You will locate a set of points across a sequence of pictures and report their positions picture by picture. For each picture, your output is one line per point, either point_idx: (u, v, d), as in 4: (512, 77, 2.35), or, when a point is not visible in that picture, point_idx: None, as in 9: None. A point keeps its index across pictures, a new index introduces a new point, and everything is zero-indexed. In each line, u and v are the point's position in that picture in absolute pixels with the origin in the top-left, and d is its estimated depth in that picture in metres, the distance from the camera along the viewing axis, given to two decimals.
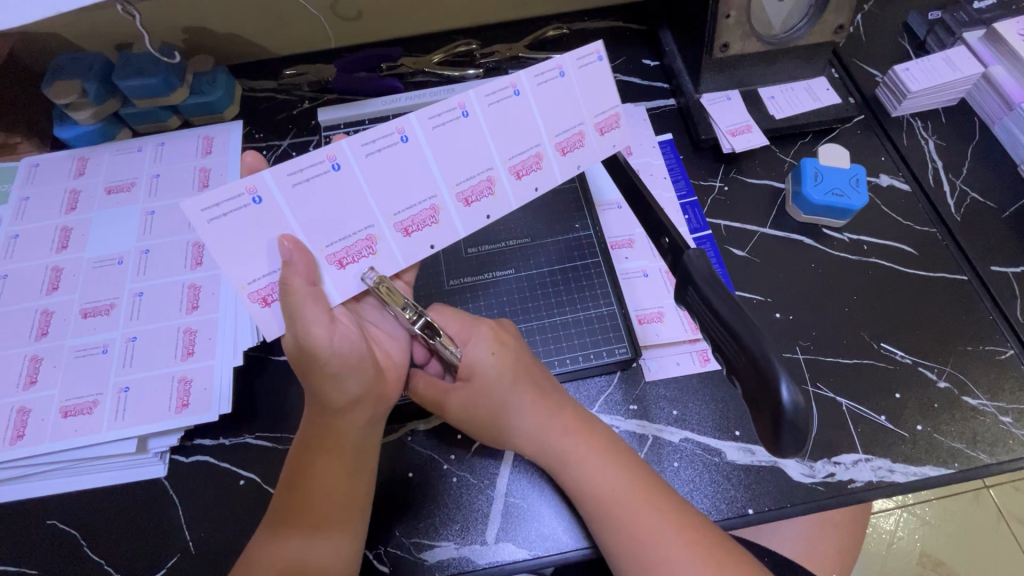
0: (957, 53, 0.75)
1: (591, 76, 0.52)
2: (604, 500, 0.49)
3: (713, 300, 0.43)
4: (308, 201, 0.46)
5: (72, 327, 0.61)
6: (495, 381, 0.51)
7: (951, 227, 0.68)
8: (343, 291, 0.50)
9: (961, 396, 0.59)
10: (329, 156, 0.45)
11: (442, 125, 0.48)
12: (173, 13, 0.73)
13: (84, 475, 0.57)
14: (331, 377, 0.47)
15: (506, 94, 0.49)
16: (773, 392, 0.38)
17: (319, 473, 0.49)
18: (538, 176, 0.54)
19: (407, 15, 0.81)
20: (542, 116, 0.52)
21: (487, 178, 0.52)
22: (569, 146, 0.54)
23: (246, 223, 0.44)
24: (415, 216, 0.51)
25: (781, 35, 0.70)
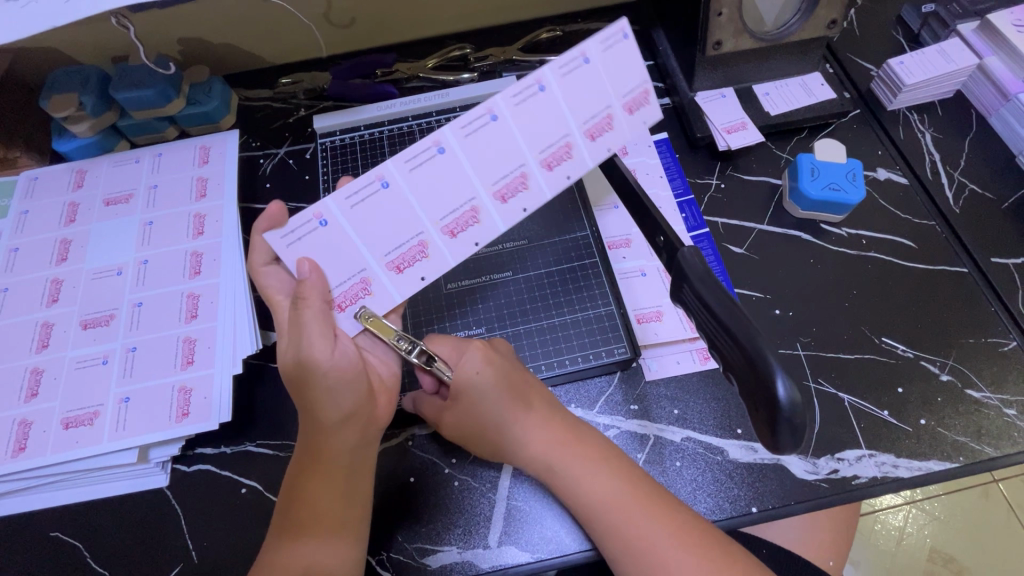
0: (951, 45, 0.75)
1: (619, 56, 0.48)
2: (600, 509, 0.49)
3: (706, 296, 0.43)
4: (366, 214, 0.47)
5: (72, 339, 0.61)
6: (489, 398, 0.52)
7: (950, 219, 0.68)
8: (405, 294, 0.50)
9: (965, 389, 0.59)
10: (380, 173, 0.47)
11: (473, 131, 0.47)
12: (168, 24, 0.74)
13: (86, 487, 0.57)
14: (323, 391, 0.48)
15: (532, 90, 0.47)
16: (770, 388, 0.38)
17: (309, 485, 0.49)
18: (572, 167, 0.50)
19: (400, 21, 0.81)
20: (569, 104, 0.48)
21: (521, 173, 0.49)
22: (599, 129, 0.49)
23: (317, 245, 0.47)
24: (458, 218, 0.49)
25: (773, 32, 0.70)
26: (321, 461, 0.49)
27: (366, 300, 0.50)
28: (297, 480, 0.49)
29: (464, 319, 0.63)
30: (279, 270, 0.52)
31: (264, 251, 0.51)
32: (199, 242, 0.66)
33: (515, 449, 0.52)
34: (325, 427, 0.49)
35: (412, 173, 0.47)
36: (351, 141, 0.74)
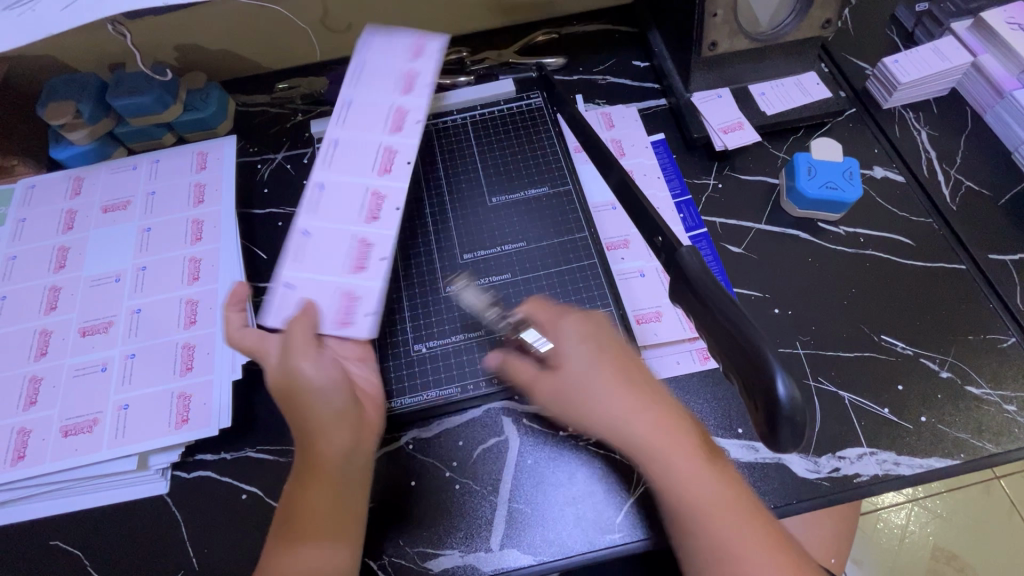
0: (945, 44, 0.75)
1: (380, 46, 0.63)
2: (697, 509, 0.46)
3: (704, 300, 0.43)
4: (311, 258, 0.55)
5: (71, 346, 0.61)
6: (590, 371, 0.51)
7: (947, 217, 0.68)
8: (380, 279, 0.54)
9: (965, 385, 0.59)
10: (297, 228, 0.56)
11: (329, 157, 0.59)
12: (165, 31, 0.74)
13: (85, 495, 0.57)
14: (311, 399, 0.49)
15: (343, 107, 0.60)
16: (771, 386, 0.37)
17: (303, 492, 0.49)
18: (413, 115, 0.60)
19: (397, 25, 0.82)
20: (376, 89, 0.61)
21: (385, 149, 0.59)
22: (409, 83, 0.61)
23: (299, 300, 0.53)
24: (369, 205, 0.57)
25: (768, 32, 0.71)
26: (317, 470, 0.49)
27: (359, 309, 0.53)
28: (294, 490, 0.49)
29: (462, 320, 0.62)
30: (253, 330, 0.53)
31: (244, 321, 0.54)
32: (197, 248, 0.66)
33: (611, 430, 0.49)
34: (317, 435, 0.49)
35: (316, 209, 0.56)
36: None
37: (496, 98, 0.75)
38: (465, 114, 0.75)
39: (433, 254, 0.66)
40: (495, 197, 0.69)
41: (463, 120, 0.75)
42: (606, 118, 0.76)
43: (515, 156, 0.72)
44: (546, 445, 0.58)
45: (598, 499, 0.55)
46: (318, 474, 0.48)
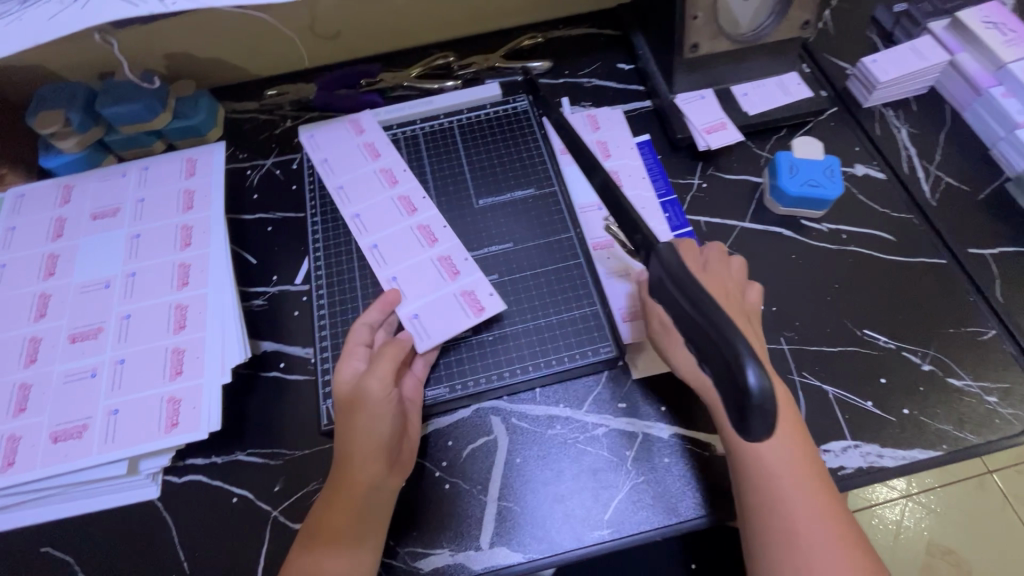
0: (923, 43, 0.77)
1: (323, 138, 0.75)
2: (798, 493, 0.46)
3: (679, 290, 0.43)
4: (413, 290, 0.63)
5: (60, 353, 0.61)
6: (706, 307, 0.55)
7: (927, 213, 0.69)
8: (475, 270, 0.64)
9: (946, 377, 0.60)
10: (385, 279, 0.64)
11: (358, 226, 0.68)
12: (155, 39, 0.75)
13: (75, 501, 0.57)
14: (367, 417, 0.52)
15: (337, 190, 0.70)
16: (739, 372, 0.39)
17: (330, 503, 0.51)
18: (399, 171, 0.71)
19: (385, 32, 0.83)
20: (357, 168, 0.72)
21: (400, 198, 0.69)
22: (374, 151, 0.73)
23: (423, 326, 0.61)
24: (423, 234, 0.67)
25: (749, 33, 0.72)
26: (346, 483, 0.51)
27: (481, 294, 0.62)
28: (323, 504, 0.52)
29: None
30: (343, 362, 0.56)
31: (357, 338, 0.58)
32: (186, 254, 0.66)
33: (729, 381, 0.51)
34: (353, 456, 0.51)
35: (385, 262, 0.65)
36: None
37: (482, 102, 0.76)
38: (452, 118, 0.76)
39: None
40: (481, 200, 0.70)
41: (450, 124, 0.76)
42: (591, 120, 0.77)
43: (501, 158, 0.73)
44: (535, 443, 0.59)
45: (589, 495, 0.56)
46: (345, 493, 0.51)
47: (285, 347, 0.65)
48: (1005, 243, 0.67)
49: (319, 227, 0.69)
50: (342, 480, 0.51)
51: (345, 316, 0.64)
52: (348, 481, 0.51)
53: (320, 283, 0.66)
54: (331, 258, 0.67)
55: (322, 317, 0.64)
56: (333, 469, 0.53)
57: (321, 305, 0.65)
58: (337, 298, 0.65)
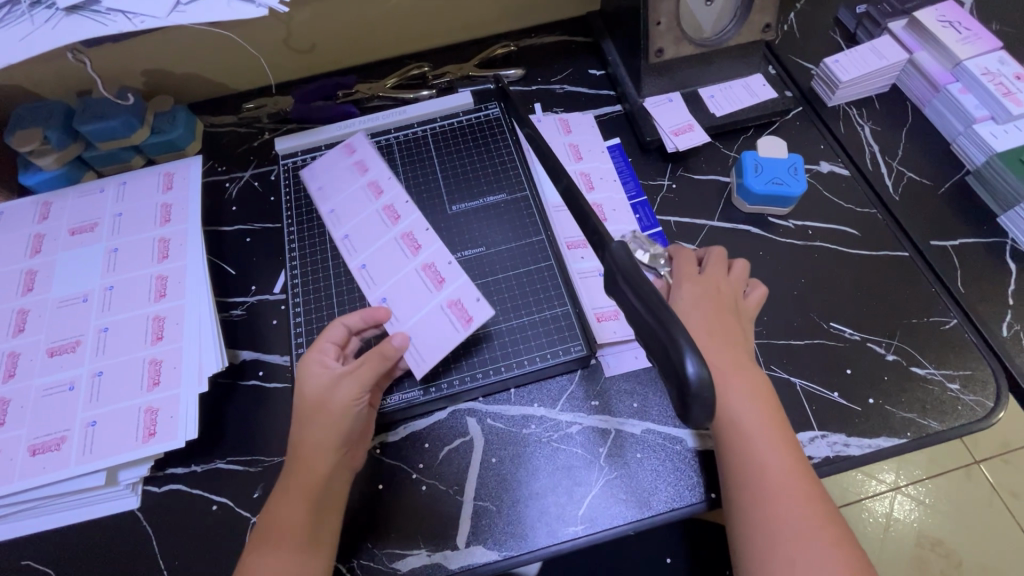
0: (882, 43, 0.79)
1: (320, 164, 0.74)
2: (775, 482, 0.48)
3: (627, 287, 0.43)
4: (401, 308, 0.62)
5: (39, 367, 0.61)
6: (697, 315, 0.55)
7: (890, 207, 0.71)
8: (460, 277, 0.63)
9: (910, 366, 0.61)
10: (376, 300, 0.64)
11: (351, 249, 0.68)
12: (133, 57, 0.76)
13: (55, 513, 0.57)
14: (329, 416, 0.53)
15: (332, 216, 0.70)
16: (679, 365, 0.38)
17: (286, 498, 0.51)
18: (386, 183, 0.71)
19: (359, 44, 0.84)
20: (347, 188, 0.72)
21: (386, 209, 0.69)
22: (362, 167, 0.73)
23: (416, 343, 0.60)
24: (408, 246, 0.66)
25: (713, 37, 0.75)
26: (303, 479, 0.52)
27: (468, 302, 0.61)
28: (279, 493, 0.52)
29: None
30: (312, 359, 0.56)
31: (335, 335, 0.58)
32: (163, 266, 0.67)
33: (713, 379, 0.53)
34: (313, 450, 0.52)
35: (376, 282, 0.65)
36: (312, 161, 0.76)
37: (455, 111, 0.78)
38: (426, 127, 0.77)
39: None
40: (454, 206, 0.71)
41: (424, 133, 0.77)
42: (563, 125, 0.78)
43: (472, 165, 0.74)
44: (510, 443, 0.60)
45: (563, 493, 0.57)
46: (302, 484, 0.52)
47: (264, 356, 0.66)
48: (966, 235, 0.69)
49: (296, 237, 0.71)
50: (301, 470, 0.52)
51: (321, 324, 0.65)
52: (306, 472, 0.52)
53: (296, 293, 0.67)
54: (306, 268, 0.68)
55: (298, 325, 0.65)
56: (288, 459, 0.54)
57: (297, 313, 0.66)
58: (312, 307, 0.66)
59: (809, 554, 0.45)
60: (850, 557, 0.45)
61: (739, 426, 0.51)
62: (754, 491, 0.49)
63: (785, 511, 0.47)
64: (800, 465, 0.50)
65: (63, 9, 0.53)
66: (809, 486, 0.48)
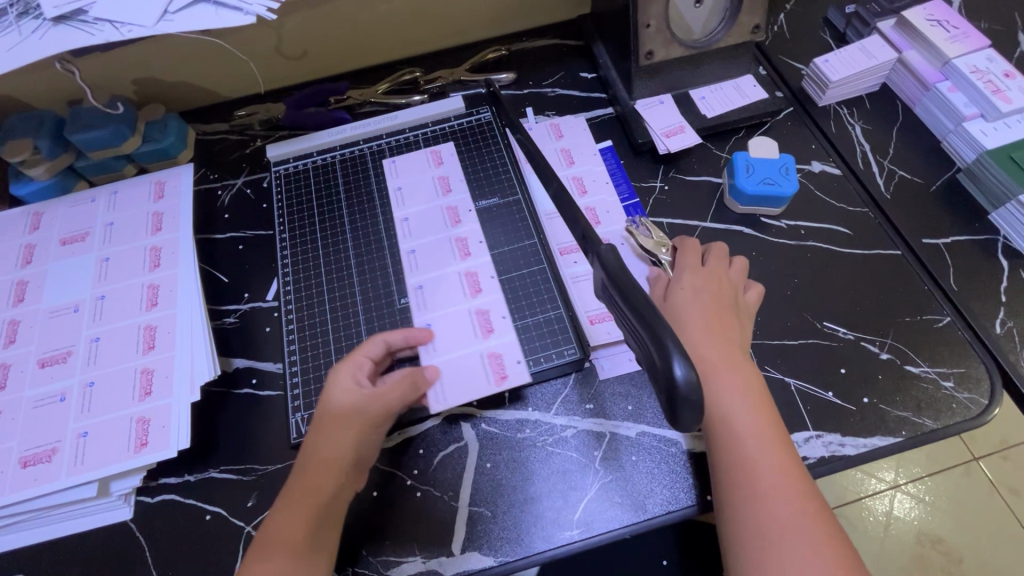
0: (872, 42, 0.79)
1: (405, 165, 0.75)
2: (765, 480, 0.48)
3: (616, 290, 0.44)
4: (445, 339, 0.61)
5: (30, 378, 0.61)
6: (694, 306, 0.57)
7: (882, 206, 0.71)
8: (509, 337, 0.61)
9: (904, 364, 0.61)
10: (421, 324, 0.63)
11: (411, 263, 0.67)
12: (124, 66, 0.76)
13: (47, 526, 0.57)
14: (355, 431, 0.52)
15: (403, 223, 0.70)
16: (668, 368, 0.38)
17: (292, 506, 0.50)
18: (463, 208, 0.71)
19: (351, 50, 0.84)
20: (424, 202, 0.72)
21: (459, 240, 0.68)
22: (446, 185, 0.73)
23: (450, 378, 0.59)
24: (467, 284, 0.65)
25: (702, 39, 0.75)
26: (313, 489, 0.51)
27: (508, 360, 0.60)
28: (282, 500, 0.51)
29: None
30: (346, 371, 0.54)
31: (372, 350, 0.56)
32: (155, 275, 0.67)
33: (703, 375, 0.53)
34: (326, 460, 0.51)
35: (426, 306, 0.64)
36: (304, 168, 0.76)
37: (446, 115, 0.78)
38: (417, 132, 0.77)
39: (388, 268, 0.68)
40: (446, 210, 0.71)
41: (415, 138, 0.77)
42: (554, 130, 0.78)
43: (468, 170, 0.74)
44: (506, 448, 0.59)
45: (558, 497, 0.57)
46: (308, 492, 0.51)
47: (257, 364, 0.65)
48: (958, 232, 0.69)
49: (288, 244, 0.70)
50: (306, 479, 0.51)
51: (314, 330, 0.65)
52: (312, 482, 0.51)
53: (288, 300, 0.67)
54: (299, 274, 0.68)
55: (290, 332, 0.65)
56: (298, 466, 0.52)
57: (289, 321, 0.66)
58: (305, 314, 0.66)
59: (801, 554, 0.45)
60: (842, 556, 0.45)
61: (731, 423, 0.51)
62: (744, 489, 0.48)
63: (777, 509, 0.47)
64: (793, 463, 0.50)
65: (51, 19, 0.53)
66: (802, 486, 0.48)
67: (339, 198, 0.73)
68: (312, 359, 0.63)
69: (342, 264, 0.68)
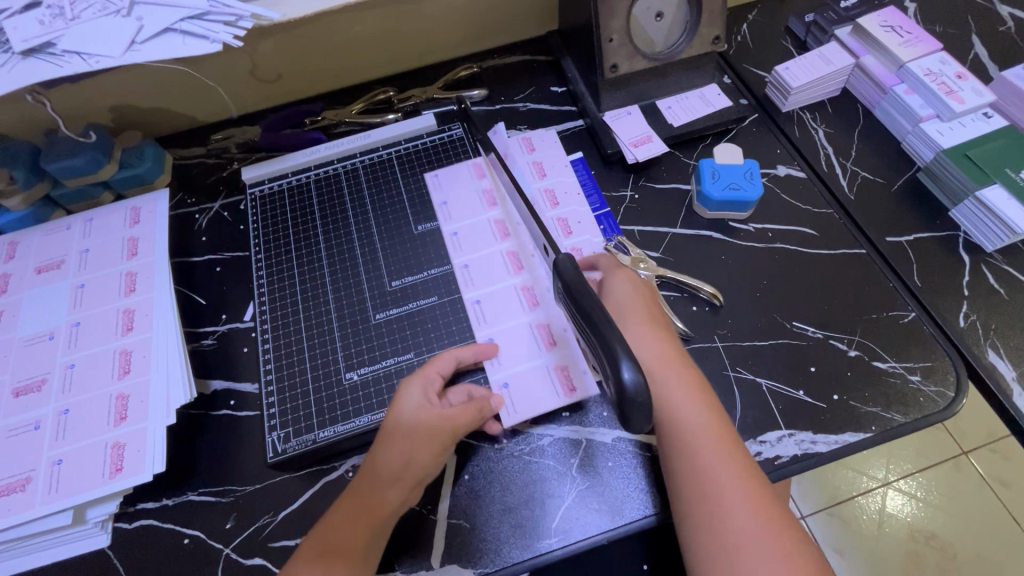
0: (830, 49, 0.82)
1: (448, 177, 0.75)
2: (723, 488, 0.49)
3: (571, 299, 0.46)
4: (508, 355, 0.62)
5: (4, 408, 0.61)
6: (626, 305, 0.58)
7: (846, 206, 0.73)
8: (573, 349, 0.62)
9: (872, 361, 0.62)
10: (483, 339, 0.64)
11: (467, 279, 0.68)
12: (99, 96, 0.77)
13: (19, 558, 0.56)
14: (418, 449, 0.53)
15: (450, 236, 0.71)
16: (617, 371, 0.41)
17: (347, 516, 0.52)
18: (511, 223, 0.71)
19: (325, 73, 0.86)
20: (471, 215, 0.72)
21: (511, 254, 0.69)
22: (492, 199, 0.73)
23: (518, 394, 0.60)
24: (526, 298, 0.66)
25: (665, 50, 0.77)
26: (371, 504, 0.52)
27: (574, 373, 0.61)
28: (336, 512, 0.53)
29: (393, 350, 0.64)
30: (414, 387, 0.56)
31: (444, 366, 0.58)
32: (131, 300, 0.67)
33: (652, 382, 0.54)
34: (387, 475, 0.53)
35: (486, 320, 0.65)
36: (279, 189, 0.77)
37: (418, 133, 0.79)
38: (390, 150, 0.79)
39: (362, 284, 0.69)
40: (420, 225, 0.72)
41: (388, 156, 0.78)
42: (519, 146, 0.79)
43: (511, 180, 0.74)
44: (484, 460, 0.59)
45: (536, 506, 0.57)
46: (366, 506, 0.52)
47: (234, 385, 0.66)
48: (921, 230, 0.70)
49: (262, 264, 0.71)
50: (365, 492, 0.53)
51: (289, 349, 0.65)
52: (375, 496, 0.52)
53: (264, 321, 0.67)
54: (274, 295, 0.69)
55: (266, 352, 0.65)
56: (360, 478, 0.54)
57: (265, 342, 0.66)
58: (280, 332, 0.66)
59: (762, 562, 0.46)
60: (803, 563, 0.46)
61: (678, 424, 0.52)
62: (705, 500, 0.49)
63: (735, 510, 0.48)
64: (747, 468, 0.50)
65: (19, 52, 0.54)
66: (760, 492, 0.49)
67: (313, 217, 0.74)
68: (288, 377, 0.63)
69: (316, 282, 0.69)
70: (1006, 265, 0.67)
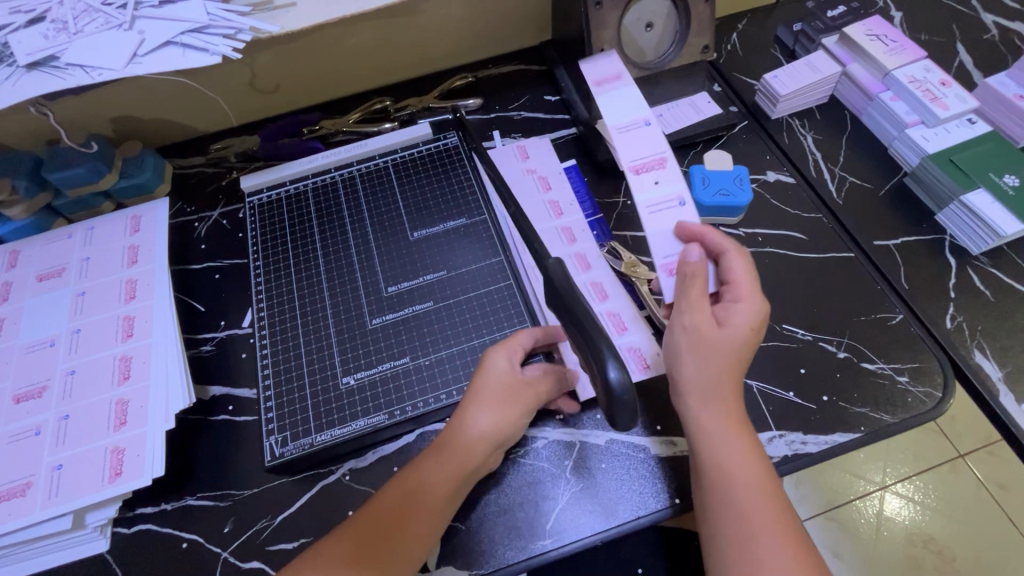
0: (817, 58, 0.83)
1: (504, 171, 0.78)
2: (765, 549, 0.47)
3: (561, 302, 0.49)
4: None
5: (5, 414, 0.62)
6: (738, 344, 0.54)
7: (834, 210, 0.74)
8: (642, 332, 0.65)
9: (860, 362, 0.64)
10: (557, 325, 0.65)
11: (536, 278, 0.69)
12: (100, 107, 0.79)
13: (17, 563, 0.57)
14: (509, 413, 0.56)
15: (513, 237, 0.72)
16: (603, 371, 0.45)
17: (413, 485, 0.53)
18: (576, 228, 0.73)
19: (322, 84, 0.87)
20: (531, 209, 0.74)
21: (579, 255, 0.70)
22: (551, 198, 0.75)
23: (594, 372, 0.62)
24: (595, 289, 0.68)
25: (654, 60, 0.79)
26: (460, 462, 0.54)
27: (648, 352, 0.63)
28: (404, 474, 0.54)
29: (388, 355, 0.65)
30: (501, 356, 0.57)
31: (525, 339, 0.59)
32: (131, 306, 0.68)
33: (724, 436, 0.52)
34: (479, 437, 0.55)
35: None
36: (278, 197, 0.78)
37: (415, 141, 0.81)
38: (387, 159, 0.80)
39: (359, 290, 0.70)
40: (416, 232, 0.73)
41: (385, 164, 0.80)
42: (612, 84, 0.69)
43: (557, 181, 0.77)
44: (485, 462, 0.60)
45: (532, 508, 0.58)
46: (455, 464, 0.54)
47: (234, 390, 0.66)
48: (908, 234, 0.72)
49: (261, 272, 0.72)
50: (451, 452, 0.54)
51: (287, 355, 0.66)
52: (465, 456, 0.54)
53: (262, 327, 0.68)
54: (273, 304, 0.70)
55: (263, 358, 0.66)
56: (443, 439, 0.55)
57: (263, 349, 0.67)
58: (278, 338, 0.67)
59: None
60: None
61: (734, 477, 0.50)
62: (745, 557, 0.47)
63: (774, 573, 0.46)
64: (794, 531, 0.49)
65: (24, 66, 0.56)
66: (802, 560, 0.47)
67: (313, 226, 0.75)
68: (286, 382, 0.64)
69: (314, 288, 0.70)
70: (992, 268, 0.68)
